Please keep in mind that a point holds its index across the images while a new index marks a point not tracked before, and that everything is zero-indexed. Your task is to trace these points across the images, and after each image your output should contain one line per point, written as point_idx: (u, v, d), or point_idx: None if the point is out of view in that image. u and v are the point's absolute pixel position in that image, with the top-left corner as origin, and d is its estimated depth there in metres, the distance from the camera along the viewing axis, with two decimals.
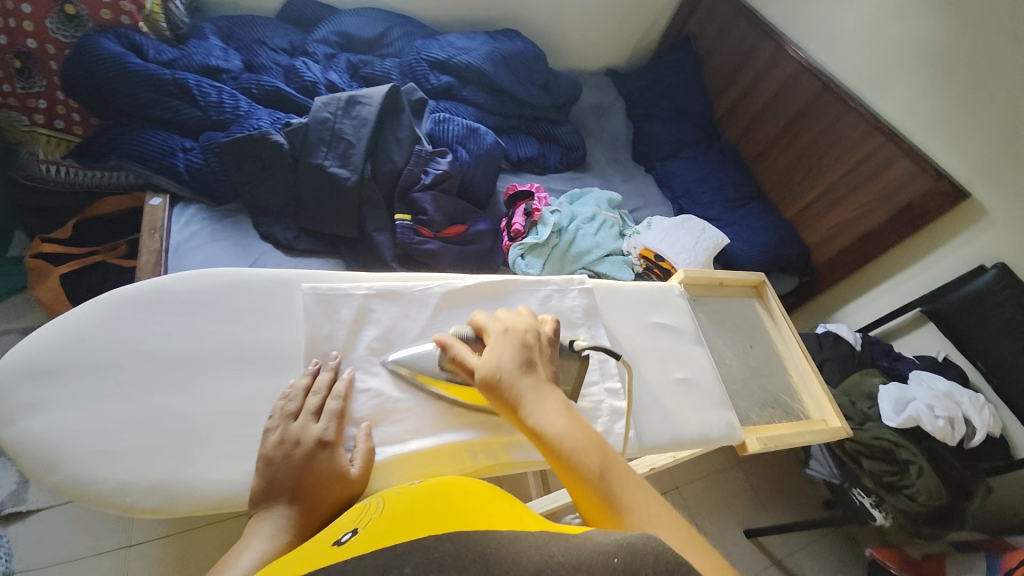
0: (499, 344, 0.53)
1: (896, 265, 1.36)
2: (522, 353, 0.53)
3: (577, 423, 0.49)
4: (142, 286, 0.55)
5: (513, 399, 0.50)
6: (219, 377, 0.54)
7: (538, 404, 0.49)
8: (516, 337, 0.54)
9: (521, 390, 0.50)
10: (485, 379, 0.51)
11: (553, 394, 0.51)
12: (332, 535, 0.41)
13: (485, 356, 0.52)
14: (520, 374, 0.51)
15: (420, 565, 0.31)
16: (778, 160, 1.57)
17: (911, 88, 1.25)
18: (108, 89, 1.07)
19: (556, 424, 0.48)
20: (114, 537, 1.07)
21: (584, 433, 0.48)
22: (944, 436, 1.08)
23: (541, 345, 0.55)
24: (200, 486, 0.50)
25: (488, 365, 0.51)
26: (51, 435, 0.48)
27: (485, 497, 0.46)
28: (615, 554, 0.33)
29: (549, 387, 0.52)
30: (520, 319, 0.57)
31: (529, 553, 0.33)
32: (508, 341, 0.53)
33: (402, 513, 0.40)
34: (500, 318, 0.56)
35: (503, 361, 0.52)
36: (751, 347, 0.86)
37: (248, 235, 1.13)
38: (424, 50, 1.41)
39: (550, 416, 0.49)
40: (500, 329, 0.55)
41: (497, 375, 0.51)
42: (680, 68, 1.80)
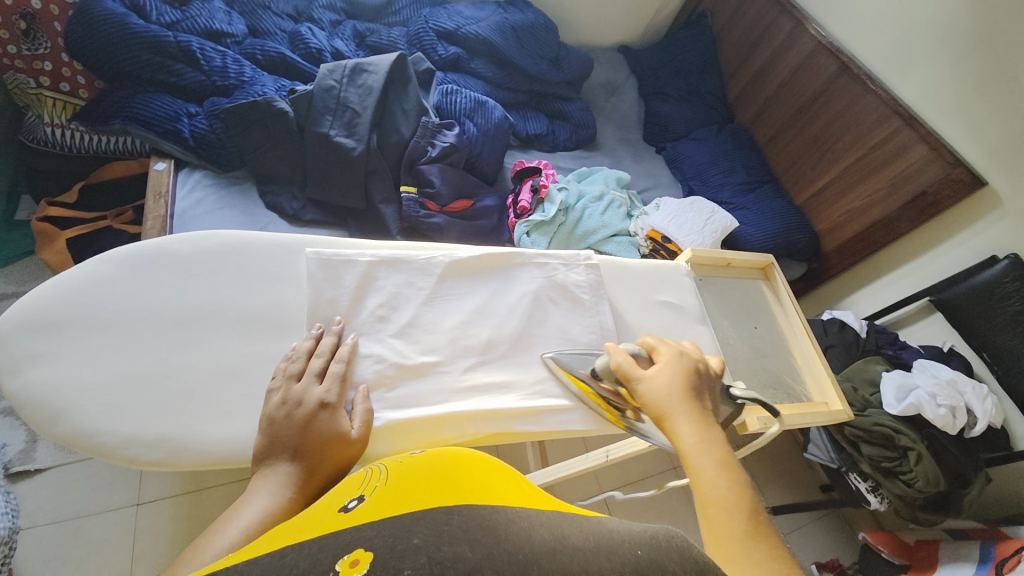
0: (669, 363, 0.54)
1: (907, 254, 1.34)
2: (689, 378, 0.53)
3: (729, 459, 0.46)
4: (144, 245, 0.55)
5: (670, 412, 0.50)
6: (221, 337, 0.54)
7: (694, 427, 0.48)
8: (688, 361, 0.55)
9: (682, 410, 0.50)
10: (649, 392, 0.52)
11: (710, 423, 0.49)
12: (337, 500, 0.41)
13: (655, 372, 0.53)
14: (686, 397, 0.51)
15: (429, 538, 0.31)
16: (791, 144, 1.54)
17: (931, 69, 1.21)
18: (111, 50, 1.05)
19: (710, 453, 0.46)
20: (124, 495, 1.10)
21: (731, 470, 0.45)
22: (945, 424, 1.08)
23: (708, 377, 0.55)
24: (202, 444, 0.50)
25: (656, 383, 0.52)
26: (54, 388, 0.49)
27: (490, 473, 0.45)
28: (638, 546, 0.31)
29: (710, 416, 0.50)
30: (686, 345, 0.59)
31: (538, 531, 0.32)
32: (684, 363, 0.54)
33: (406, 483, 0.41)
34: (672, 340, 0.58)
35: (668, 381, 0.52)
36: (755, 328, 0.86)
37: (253, 203, 1.12)
38: (432, 19, 1.38)
39: (700, 440, 0.47)
40: (676, 350, 0.56)
41: (661, 391, 0.51)
42: (695, 46, 1.75)
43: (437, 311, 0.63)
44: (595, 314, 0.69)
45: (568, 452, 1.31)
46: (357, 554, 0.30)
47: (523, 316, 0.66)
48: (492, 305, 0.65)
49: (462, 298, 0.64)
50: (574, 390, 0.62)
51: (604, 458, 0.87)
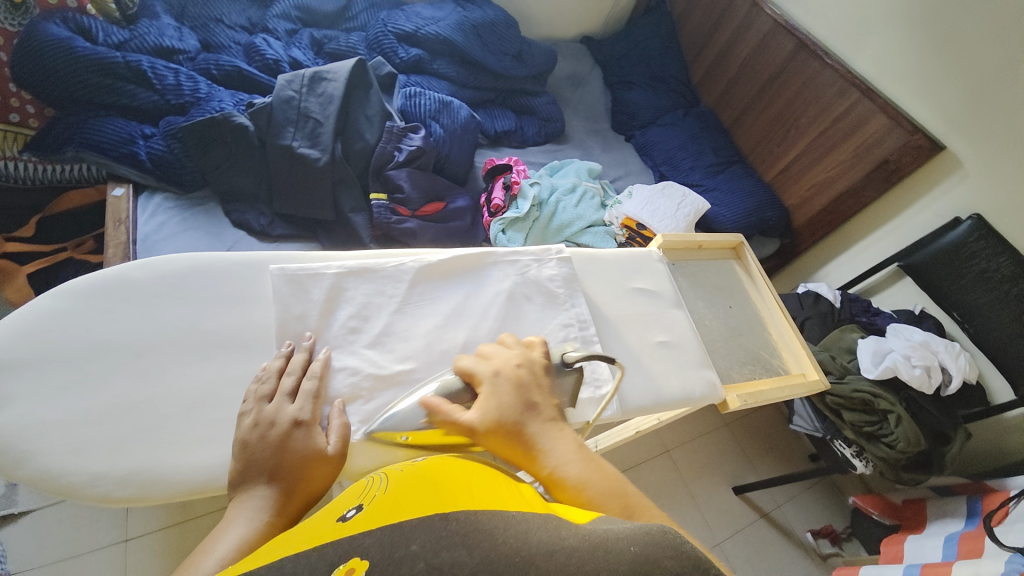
0: (491, 392, 0.50)
1: (874, 222, 1.37)
2: (520, 395, 0.50)
3: (590, 459, 0.47)
4: (100, 275, 0.53)
5: (524, 439, 0.47)
6: (188, 363, 0.53)
7: (549, 444, 0.47)
8: (511, 377, 0.51)
9: (531, 430, 0.48)
10: (486, 430, 0.47)
11: (562, 431, 0.49)
12: (337, 509, 0.41)
13: (479, 408, 0.48)
14: (527, 416, 0.48)
15: (426, 544, 0.31)
16: (756, 123, 1.56)
17: (884, 40, 1.24)
18: (56, 75, 1.01)
19: (572, 465, 0.45)
20: (109, 532, 1.07)
21: (597, 471, 0.45)
22: (921, 384, 1.11)
23: (537, 380, 0.52)
24: (175, 473, 0.49)
25: (486, 416, 0.48)
26: (13, 431, 0.47)
27: (490, 478, 0.46)
28: (633, 542, 0.32)
29: (556, 425, 0.49)
30: (509, 353, 0.55)
31: (536, 534, 0.33)
32: (503, 384, 0.50)
33: (407, 489, 0.41)
34: (488, 358, 0.53)
35: (504, 406, 0.48)
36: (731, 307, 0.87)
37: (219, 222, 1.09)
38: (390, 22, 1.36)
39: (565, 457, 0.46)
40: (492, 372, 0.52)
41: (506, 425, 0.47)
42: (656, 33, 1.76)
43: (411, 318, 0.62)
44: (570, 307, 0.69)
45: None
46: (352, 563, 0.31)
47: (499, 315, 0.65)
48: (466, 307, 0.65)
49: (436, 302, 0.64)
50: (416, 445, 0.53)
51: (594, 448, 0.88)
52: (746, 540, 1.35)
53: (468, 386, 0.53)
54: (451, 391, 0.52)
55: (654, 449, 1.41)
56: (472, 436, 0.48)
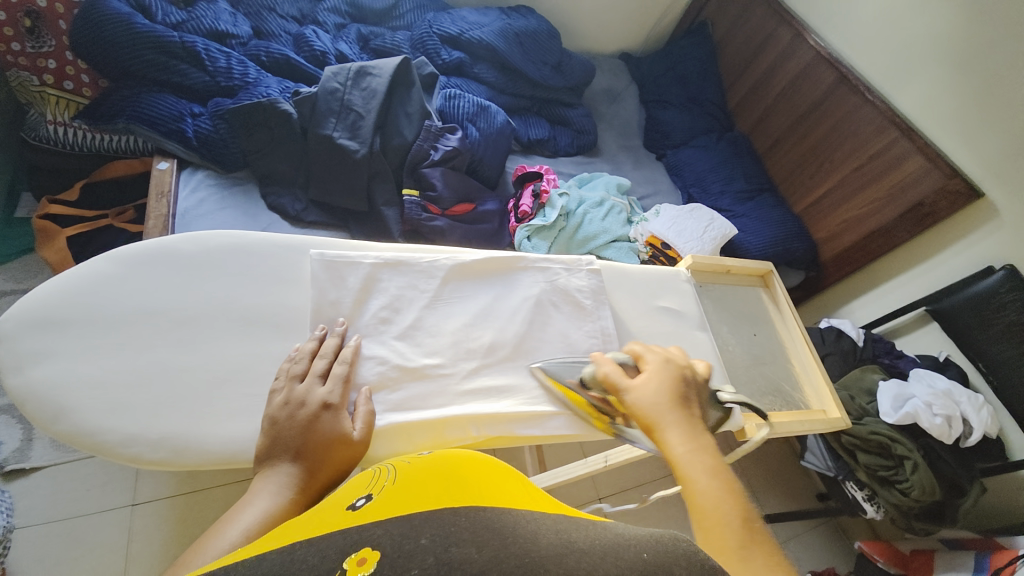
0: (654, 372, 0.54)
1: (905, 263, 1.35)
2: (677, 385, 0.53)
3: (720, 465, 0.46)
4: (149, 244, 0.55)
5: (662, 422, 0.49)
6: (224, 337, 0.54)
7: (682, 435, 0.48)
8: (675, 368, 0.55)
9: (671, 419, 0.50)
10: (637, 402, 0.51)
11: (700, 431, 0.49)
12: (345, 499, 0.41)
13: (641, 382, 0.53)
14: (673, 405, 0.51)
15: (436, 539, 0.32)
16: (790, 153, 1.55)
17: (928, 81, 1.23)
18: (116, 49, 1.06)
19: (701, 461, 0.46)
20: (119, 495, 1.09)
21: (721, 476, 0.45)
22: (941, 433, 1.08)
23: (694, 384, 0.55)
24: (203, 443, 0.50)
25: (645, 390, 0.52)
26: (56, 386, 0.49)
27: (499, 477, 0.45)
28: (644, 549, 0.32)
29: (699, 424, 0.50)
30: (673, 351, 0.59)
31: (542, 534, 0.33)
32: (670, 372, 0.54)
33: (415, 483, 0.41)
34: (657, 347, 0.57)
35: (657, 390, 0.52)
36: (755, 335, 0.86)
37: (255, 204, 1.12)
38: (436, 24, 1.39)
39: (691, 450, 0.47)
40: (661, 358, 0.56)
41: (649, 401, 0.51)
42: (696, 55, 1.77)
43: (439, 315, 0.63)
44: (597, 319, 0.69)
45: (565, 457, 1.31)
46: (364, 552, 0.31)
47: (525, 320, 0.66)
48: (494, 309, 0.65)
49: (465, 301, 0.65)
50: (563, 399, 0.62)
51: (603, 462, 0.87)
52: None
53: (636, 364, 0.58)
54: (620, 363, 0.58)
55: (659, 471, 1.40)
56: (625, 403, 0.53)
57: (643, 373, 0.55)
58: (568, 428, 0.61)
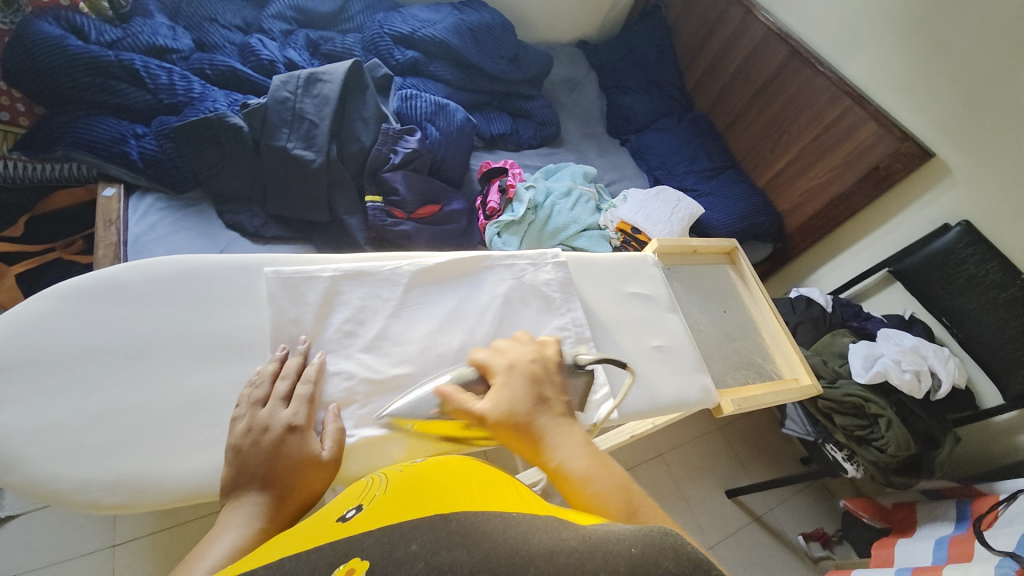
0: (504, 383, 0.50)
1: (866, 228, 1.39)
2: (532, 386, 0.50)
3: (598, 459, 0.46)
4: (91, 276, 0.52)
5: (534, 434, 0.47)
6: (180, 367, 0.52)
7: (558, 439, 0.47)
8: (523, 370, 0.51)
9: (540, 425, 0.47)
10: (497, 421, 0.47)
11: (570, 426, 0.48)
12: (337, 509, 0.41)
13: (491, 399, 0.49)
14: (536, 411, 0.48)
15: (425, 545, 0.31)
16: (749, 128, 1.57)
17: (878, 49, 1.26)
18: (47, 73, 1.00)
19: (578, 461, 0.45)
20: (96, 538, 1.05)
21: (603, 469, 0.45)
22: (911, 389, 1.12)
23: (551, 376, 0.53)
24: (167, 479, 0.49)
25: (498, 407, 0.48)
26: (1, 437, 0.46)
27: (485, 478, 0.45)
28: (633, 544, 0.31)
29: (566, 420, 0.49)
30: (524, 348, 0.55)
31: (535, 534, 0.32)
32: (518, 377, 0.51)
33: (408, 490, 0.40)
34: (504, 351, 0.53)
35: (515, 399, 0.48)
36: (725, 312, 0.87)
37: (212, 224, 1.08)
38: (386, 24, 1.36)
39: (570, 453, 0.46)
40: (506, 364, 0.52)
41: (516, 415, 0.47)
42: (651, 38, 1.77)
43: (407, 322, 0.62)
44: (566, 311, 0.69)
45: None
46: (352, 563, 0.30)
47: (494, 319, 0.65)
48: (462, 311, 0.64)
49: (432, 306, 0.64)
50: (418, 433, 0.54)
51: None
52: (738, 543, 1.35)
53: (482, 376, 0.53)
54: (465, 382, 0.53)
55: (647, 453, 1.41)
56: (484, 426, 0.48)
57: (493, 386, 0.50)
58: None
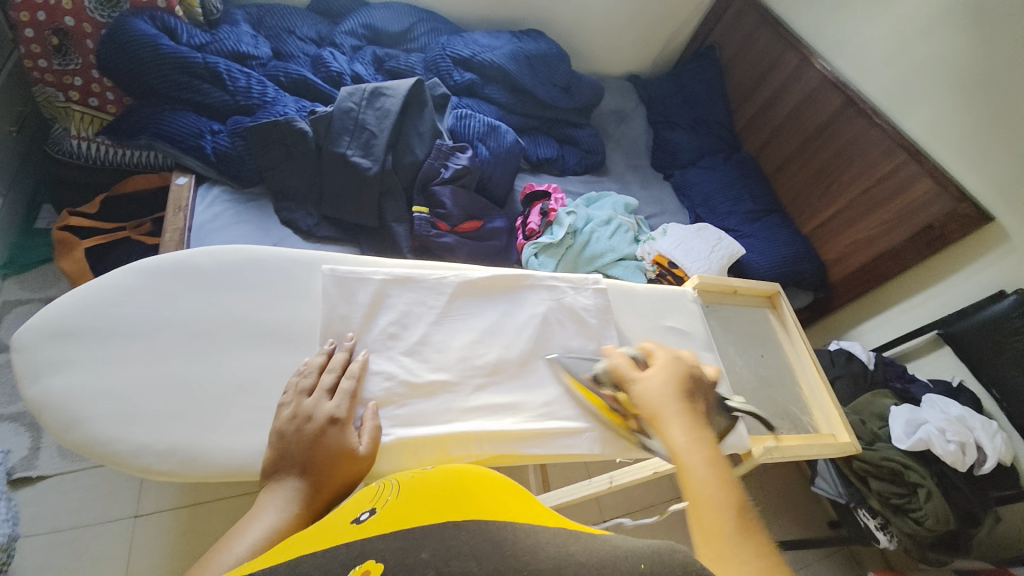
0: (662, 366, 0.58)
1: (915, 285, 1.34)
2: (683, 381, 0.56)
3: (718, 465, 0.49)
4: (167, 257, 0.57)
5: (661, 417, 0.53)
6: (235, 350, 0.55)
7: (682, 430, 0.52)
8: (682, 366, 0.58)
9: (670, 412, 0.53)
10: (640, 394, 0.56)
11: (699, 424, 0.53)
12: (351, 511, 0.42)
13: (648, 375, 0.57)
14: (674, 401, 0.54)
15: (437, 553, 0.32)
16: (798, 174, 1.56)
17: (937, 106, 1.23)
18: (141, 69, 1.10)
19: (695, 454, 0.50)
20: (124, 506, 1.09)
21: (719, 471, 0.48)
22: (955, 462, 1.06)
23: (702, 380, 0.59)
24: (212, 455, 0.51)
25: (648, 384, 0.56)
26: (73, 396, 0.50)
27: (502, 491, 0.45)
28: (641, 559, 0.32)
29: (699, 418, 0.54)
30: (684, 349, 0.62)
31: (542, 547, 0.33)
32: (681, 366, 0.58)
33: (418, 497, 0.41)
34: (667, 344, 0.61)
35: (656, 382, 0.56)
36: (762, 356, 0.86)
37: (269, 219, 1.14)
38: (449, 46, 1.43)
39: (689, 440, 0.51)
40: (672, 355, 0.59)
41: (655, 392, 0.55)
42: (703, 78, 1.79)
43: (446, 331, 0.63)
44: (601, 338, 0.70)
45: (569, 477, 1.30)
46: (367, 566, 0.31)
47: (530, 338, 0.66)
48: (501, 326, 0.66)
49: (473, 318, 0.65)
50: (580, 399, 0.64)
51: (606, 483, 0.86)
52: None
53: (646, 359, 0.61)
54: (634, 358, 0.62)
55: (665, 493, 1.37)
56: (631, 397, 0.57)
57: (652, 366, 0.59)
58: (574, 447, 0.62)
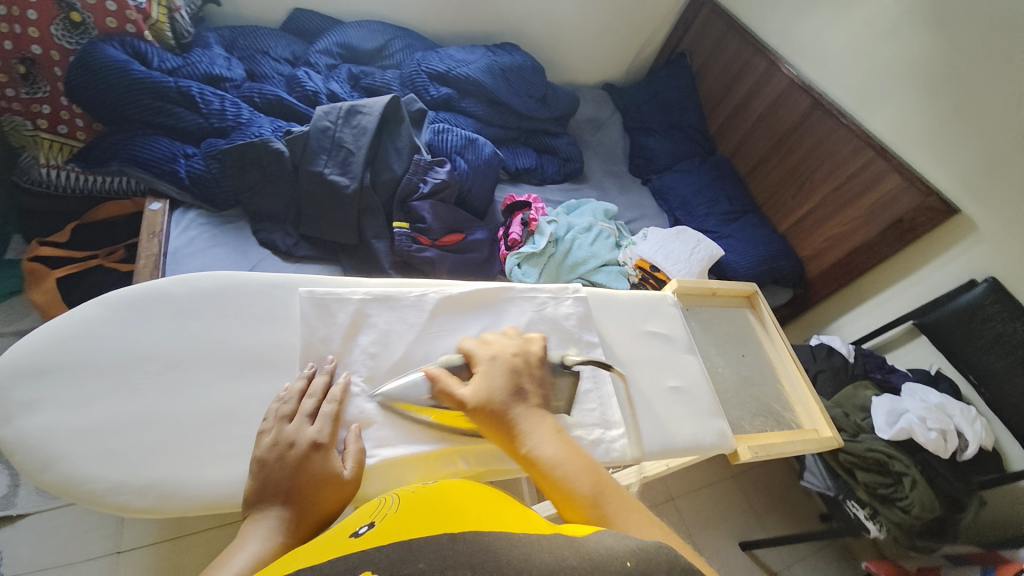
0: (485, 371, 0.56)
1: (889, 278, 1.37)
2: (513, 378, 0.55)
3: (571, 448, 0.51)
4: (141, 287, 0.56)
5: (509, 422, 0.52)
6: (216, 377, 0.54)
7: (534, 429, 0.52)
8: (505, 363, 0.57)
9: (515, 414, 0.53)
10: (475, 406, 0.53)
11: (547, 420, 0.53)
12: (350, 525, 0.41)
13: (475, 385, 0.55)
14: (514, 401, 0.53)
15: (433, 563, 0.32)
16: (771, 175, 1.60)
17: (899, 105, 1.28)
18: (111, 95, 1.08)
19: (551, 448, 0.51)
20: (103, 543, 1.06)
21: (574, 455, 0.51)
22: (936, 448, 1.09)
23: (530, 369, 0.58)
24: (194, 487, 0.50)
25: (477, 394, 0.54)
26: (45, 435, 0.49)
27: (493, 501, 0.45)
28: (628, 558, 0.33)
29: (541, 411, 0.54)
30: (508, 341, 0.60)
31: (534, 555, 0.33)
32: (497, 367, 0.56)
33: (417, 509, 0.41)
34: (488, 343, 0.59)
35: (494, 388, 0.54)
36: (743, 356, 0.87)
37: (247, 241, 1.13)
38: (424, 62, 1.44)
39: (543, 440, 0.51)
40: (488, 355, 0.57)
41: (489, 402, 0.53)
42: (675, 84, 1.83)
43: (430, 347, 0.63)
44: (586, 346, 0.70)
45: None
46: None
47: None
48: None
49: (456, 333, 0.66)
50: (436, 425, 0.57)
51: None
52: None
53: (466, 364, 0.59)
54: (452, 367, 0.58)
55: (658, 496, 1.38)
56: (464, 410, 0.54)
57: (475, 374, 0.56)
58: None
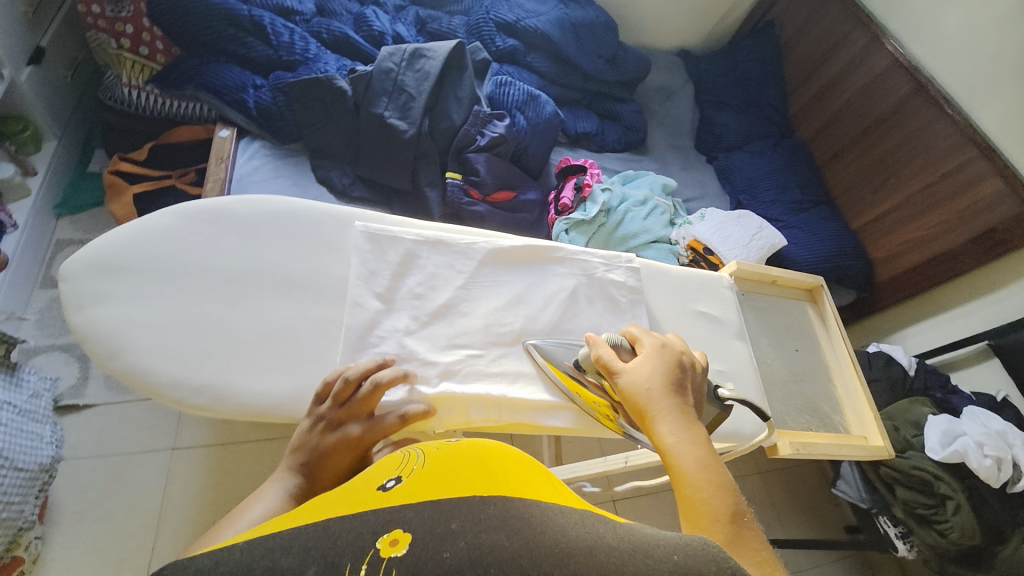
0: (650, 355, 0.52)
1: (969, 292, 1.25)
2: (674, 372, 0.50)
3: (714, 460, 0.44)
4: (207, 203, 0.58)
5: (659, 410, 0.47)
6: (268, 298, 0.56)
7: (676, 423, 0.46)
8: (669, 355, 0.52)
9: (667, 405, 0.48)
10: (630, 385, 0.50)
11: (695, 423, 0.47)
12: (377, 477, 0.42)
13: (635, 365, 0.51)
14: (669, 393, 0.48)
15: (465, 525, 0.31)
16: (853, 164, 1.46)
17: (1010, 98, 1.13)
18: (189, 19, 1.11)
19: (693, 452, 0.44)
20: (161, 439, 1.16)
21: (716, 470, 0.43)
22: (988, 477, 1.00)
23: (693, 370, 0.52)
24: (241, 395, 0.53)
25: (637, 374, 0.50)
26: (111, 327, 0.52)
27: (522, 467, 0.45)
28: (675, 551, 0.31)
29: (692, 413, 0.48)
30: (672, 336, 0.56)
31: (575, 531, 0.32)
32: (662, 356, 0.52)
33: (445, 468, 0.41)
34: (656, 332, 0.55)
35: (653, 373, 0.50)
36: (796, 351, 0.82)
37: (306, 175, 1.14)
38: (493, 10, 1.39)
39: (685, 440, 0.45)
40: (657, 342, 0.54)
41: (645, 385, 0.49)
42: (758, 56, 1.68)
43: (473, 296, 0.63)
44: (631, 318, 0.68)
45: (584, 454, 1.31)
46: (396, 534, 0.30)
47: (558, 310, 0.65)
48: (528, 296, 0.65)
49: (501, 285, 0.65)
50: (563, 392, 0.60)
51: (623, 463, 0.84)
52: None
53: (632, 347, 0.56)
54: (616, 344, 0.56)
55: None
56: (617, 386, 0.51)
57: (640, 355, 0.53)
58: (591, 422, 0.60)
